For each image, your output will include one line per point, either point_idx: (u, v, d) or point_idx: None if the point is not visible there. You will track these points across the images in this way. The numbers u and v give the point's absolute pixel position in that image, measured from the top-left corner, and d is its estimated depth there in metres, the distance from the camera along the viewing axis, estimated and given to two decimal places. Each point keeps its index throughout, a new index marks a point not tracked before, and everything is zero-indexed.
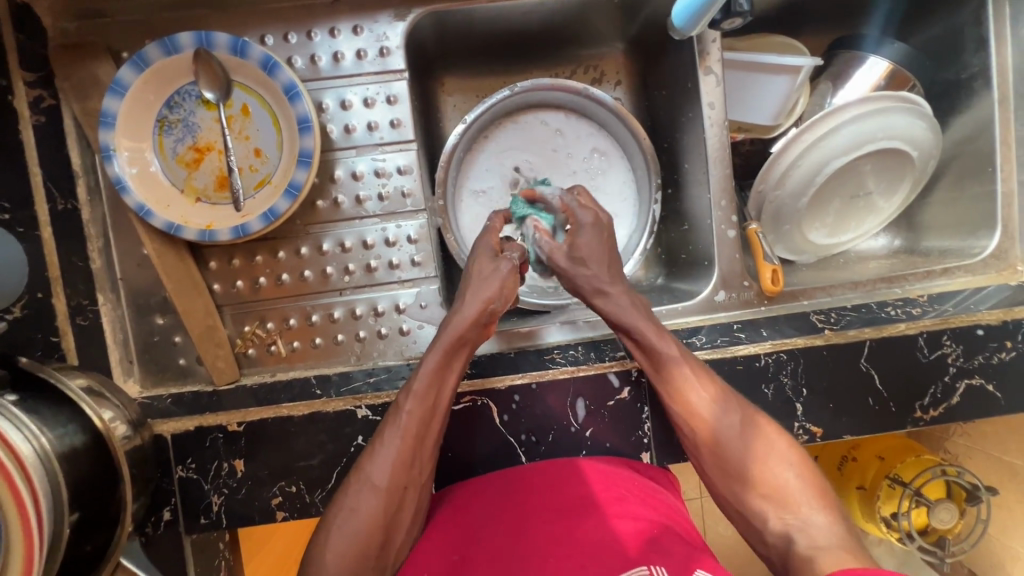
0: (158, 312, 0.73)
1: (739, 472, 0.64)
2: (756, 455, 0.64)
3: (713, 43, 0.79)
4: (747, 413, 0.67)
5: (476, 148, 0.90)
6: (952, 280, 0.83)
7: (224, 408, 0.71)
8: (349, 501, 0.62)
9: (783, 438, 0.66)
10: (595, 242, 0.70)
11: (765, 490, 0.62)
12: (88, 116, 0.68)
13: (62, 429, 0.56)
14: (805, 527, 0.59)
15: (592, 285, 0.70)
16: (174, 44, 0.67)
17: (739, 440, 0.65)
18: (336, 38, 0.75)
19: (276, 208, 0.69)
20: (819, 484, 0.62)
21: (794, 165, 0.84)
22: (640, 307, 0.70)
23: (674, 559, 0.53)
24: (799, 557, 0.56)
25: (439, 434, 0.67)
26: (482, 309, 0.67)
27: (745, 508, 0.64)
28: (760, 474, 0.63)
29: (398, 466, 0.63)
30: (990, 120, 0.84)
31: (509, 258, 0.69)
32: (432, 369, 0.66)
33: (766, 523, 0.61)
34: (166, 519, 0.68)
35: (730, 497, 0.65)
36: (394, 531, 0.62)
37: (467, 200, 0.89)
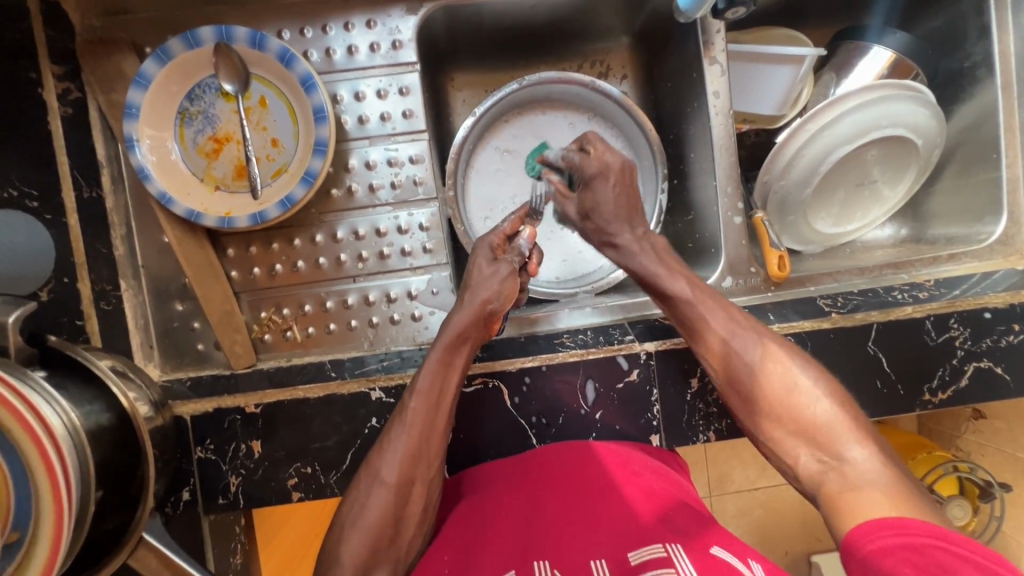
0: (176, 297, 0.77)
1: (761, 406, 0.65)
2: (777, 385, 0.64)
3: (717, 34, 0.80)
4: (769, 346, 0.67)
5: (487, 138, 0.92)
6: (959, 265, 0.84)
7: (241, 391, 0.72)
8: (361, 497, 0.62)
9: (808, 366, 0.65)
10: (602, 192, 0.75)
11: (790, 424, 0.62)
12: (114, 107, 0.71)
13: (88, 406, 0.57)
14: (840, 467, 0.57)
15: (603, 237, 0.77)
16: (195, 38, 0.69)
17: (756, 373, 0.66)
18: (350, 32, 0.78)
19: (292, 196, 0.71)
20: (852, 414, 0.61)
21: (798, 154, 0.85)
22: (655, 251, 0.75)
23: (688, 537, 0.54)
24: (831, 498, 0.56)
25: (448, 427, 0.68)
26: (481, 308, 0.69)
27: (775, 444, 0.64)
28: (784, 406, 0.63)
29: (407, 459, 0.64)
30: (993, 108, 0.85)
31: (508, 261, 0.71)
32: (434, 366, 0.68)
33: (799, 459, 0.61)
34: (184, 499, 0.70)
35: (760, 434, 0.65)
36: (404, 526, 0.62)
37: (490, 151, 0.92)
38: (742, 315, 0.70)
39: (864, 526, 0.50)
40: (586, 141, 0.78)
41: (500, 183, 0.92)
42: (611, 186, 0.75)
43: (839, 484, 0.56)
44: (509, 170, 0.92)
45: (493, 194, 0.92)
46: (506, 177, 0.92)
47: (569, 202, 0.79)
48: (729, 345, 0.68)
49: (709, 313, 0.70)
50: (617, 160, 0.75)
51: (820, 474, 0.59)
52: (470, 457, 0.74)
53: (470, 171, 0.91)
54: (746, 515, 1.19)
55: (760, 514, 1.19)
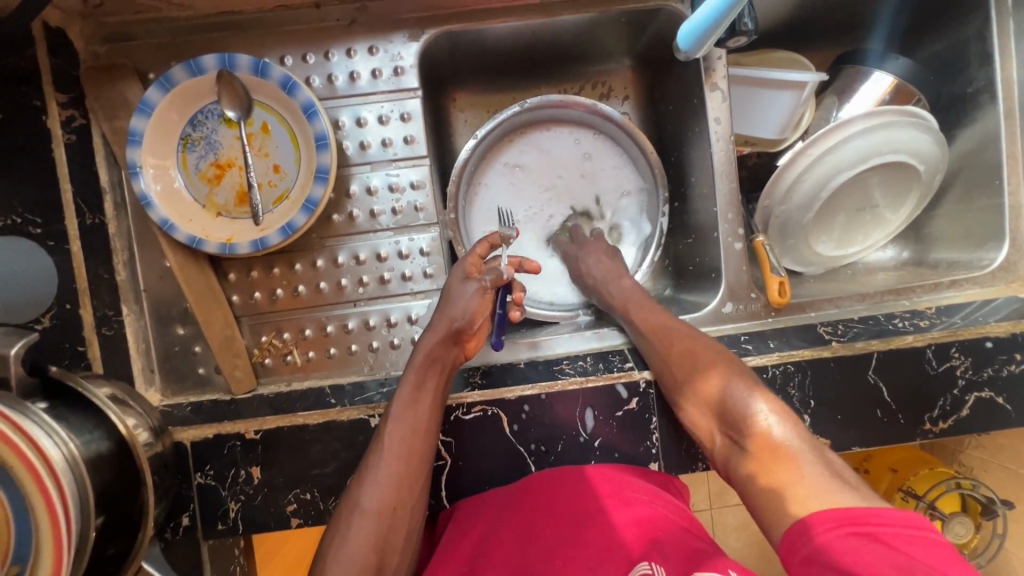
0: (178, 322, 0.77)
1: (693, 403, 0.69)
2: (703, 380, 0.68)
3: (719, 60, 0.81)
4: (707, 344, 0.72)
5: (489, 158, 0.92)
6: (961, 292, 0.84)
7: (241, 417, 0.73)
8: (342, 529, 0.62)
9: (729, 363, 0.70)
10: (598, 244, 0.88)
11: (717, 415, 0.66)
12: (117, 134, 0.71)
13: (88, 436, 0.58)
14: (757, 443, 0.61)
15: (588, 282, 0.85)
16: (198, 66, 0.70)
17: (687, 371, 0.70)
18: (352, 58, 0.78)
19: (293, 222, 0.71)
20: (766, 394, 0.65)
21: (798, 180, 0.85)
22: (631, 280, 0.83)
23: (678, 562, 0.54)
24: (757, 476, 0.59)
25: (428, 453, 0.67)
26: (448, 329, 0.71)
27: (710, 439, 0.67)
28: (708, 398, 0.67)
29: (388, 488, 0.63)
30: (995, 134, 0.85)
31: (478, 279, 0.73)
32: (408, 389, 0.69)
33: (733, 452, 0.64)
34: (184, 524, 0.70)
35: (696, 431, 0.69)
36: (388, 556, 0.62)
37: (497, 167, 0.92)
38: (682, 326, 0.75)
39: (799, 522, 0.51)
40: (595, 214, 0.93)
41: (501, 200, 0.92)
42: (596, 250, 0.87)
43: (761, 460, 0.60)
44: (517, 186, 0.93)
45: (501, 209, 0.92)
46: (514, 193, 0.92)
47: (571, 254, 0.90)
48: (665, 342, 0.74)
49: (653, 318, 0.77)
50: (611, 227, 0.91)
51: (743, 456, 0.62)
52: (469, 484, 0.74)
53: (478, 187, 0.92)
54: (746, 530, 1.18)
55: (759, 530, 1.18)
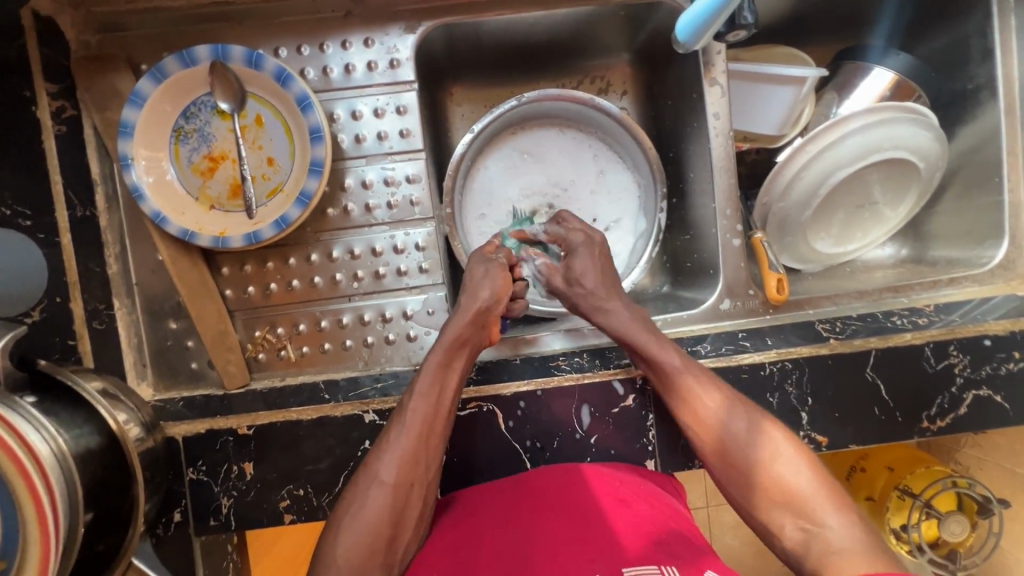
0: (171, 317, 0.75)
1: (749, 480, 0.64)
2: (764, 455, 0.64)
3: (718, 55, 0.80)
4: (746, 412, 0.67)
5: (491, 146, 0.91)
6: (959, 290, 0.83)
7: (234, 412, 0.72)
8: (358, 500, 0.62)
9: (787, 438, 0.65)
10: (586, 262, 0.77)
11: (773, 493, 0.62)
12: (108, 126, 0.70)
13: (78, 431, 0.57)
14: (822, 533, 0.57)
15: (591, 303, 0.76)
16: (191, 57, 0.69)
17: (747, 451, 0.65)
18: (347, 50, 0.77)
19: (287, 216, 0.71)
20: (830, 483, 0.61)
21: (797, 177, 0.84)
22: (637, 314, 0.75)
23: (687, 560, 0.55)
24: (818, 568, 0.55)
25: (446, 431, 0.68)
26: (478, 308, 0.72)
27: (760, 515, 0.63)
28: (769, 476, 0.63)
29: (405, 462, 0.64)
30: (995, 131, 0.84)
31: (498, 259, 0.76)
32: (434, 365, 0.69)
33: (782, 528, 0.61)
34: (176, 520, 0.70)
35: (742, 503, 0.65)
36: (402, 529, 0.62)
37: (509, 149, 0.92)
38: (730, 388, 0.70)
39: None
40: (563, 217, 0.81)
41: (507, 189, 0.92)
42: (594, 258, 0.77)
43: (827, 552, 0.56)
44: (524, 171, 0.92)
45: (504, 193, 0.92)
46: (520, 178, 0.92)
47: (555, 274, 0.79)
48: (708, 407, 0.68)
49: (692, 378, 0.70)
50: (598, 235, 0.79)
51: (795, 534, 0.59)
52: (464, 480, 0.74)
53: (487, 166, 0.91)
54: (743, 528, 1.18)
55: None
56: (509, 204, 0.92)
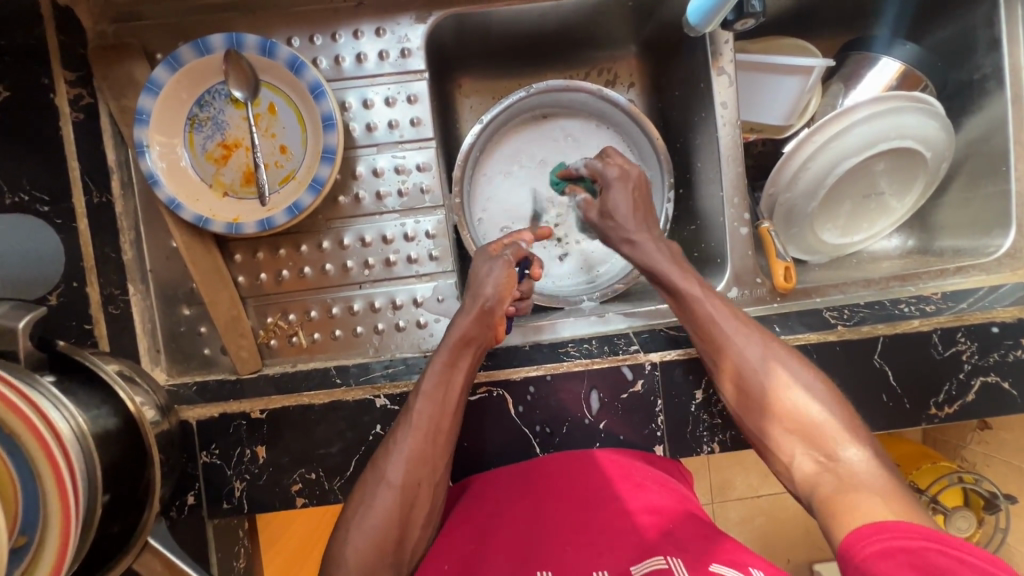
0: (184, 302, 0.77)
1: (770, 415, 0.65)
2: (778, 383, 0.66)
3: (726, 44, 0.80)
4: (773, 350, 0.68)
5: (533, 123, 0.93)
6: (966, 278, 0.83)
7: (247, 396, 0.73)
8: (366, 500, 0.63)
9: (811, 372, 0.66)
10: (622, 194, 0.78)
11: (789, 422, 0.64)
12: (124, 113, 0.72)
13: (96, 411, 0.58)
14: (835, 466, 0.59)
15: (621, 234, 0.78)
16: (205, 45, 0.70)
17: (771, 389, 0.66)
18: (358, 40, 0.78)
19: (299, 202, 0.71)
20: (855, 424, 0.62)
21: (805, 166, 0.85)
22: (669, 252, 0.76)
23: (693, 552, 0.54)
24: (826, 498, 0.57)
25: (453, 430, 0.68)
26: (481, 308, 0.72)
27: (773, 444, 0.65)
28: (785, 405, 0.65)
29: (413, 462, 0.65)
30: (1003, 120, 0.84)
31: (503, 257, 0.75)
32: (439, 366, 0.69)
33: (796, 460, 0.63)
34: (189, 503, 0.70)
35: (755, 431, 0.67)
36: (410, 528, 0.63)
37: (550, 127, 0.94)
38: (749, 321, 0.71)
39: (864, 528, 0.50)
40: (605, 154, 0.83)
41: (530, 162, 0.93)
42: (629, 192, 0.78)
43: (835, 485, 0.58)
44: (558, 150, 0.93)
45: (536, 169, 0.93)
46: (553, 155, 0.93)
47: (590, 208, 0.82)
48: (733, 343, 0.69)
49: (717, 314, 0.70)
50: (637, 169, 0.79)
51: (812, 469, 0.61)
52: (473, 465, 0.75)
53: (528, 137, 0.93)
54: (749, 522, 1.18)
55: (762, 522, 1.18)
56: (526, 179, 0.93)
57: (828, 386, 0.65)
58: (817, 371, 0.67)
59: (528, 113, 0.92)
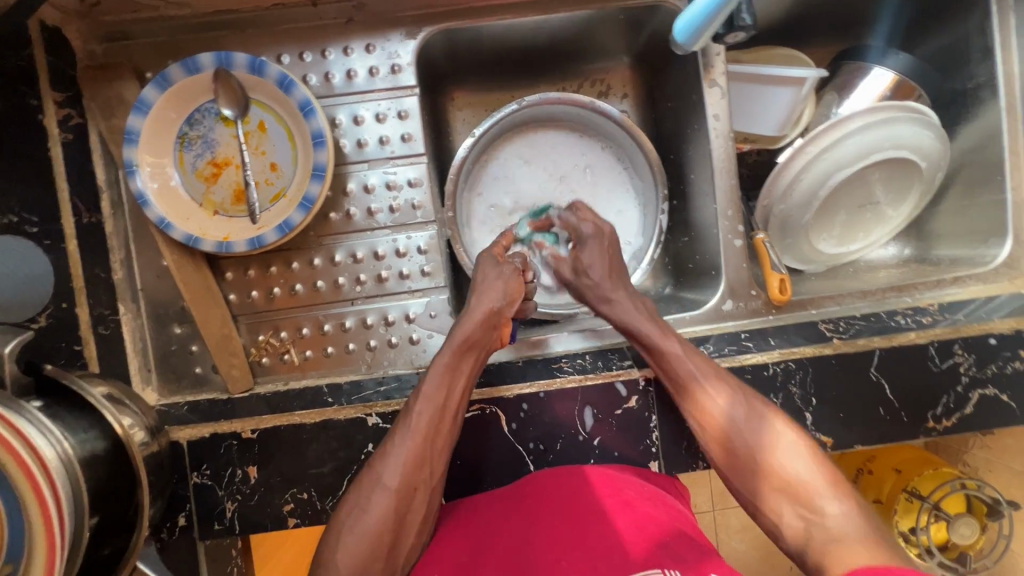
0: (175, 321, 0.76)
1: (757, 469, 0.66)
2: (765, 442, 0.66)
3: (717, 56, 0.80)
4: (752, 403, 0.69)
5: (554, 144, 0.94)
6: (963, 288, 0.83)
7: (238, 416, 0.72)
8: (361, 502, 0.63)
9: (786, 424, 0.67)
10: (596, 254, 0.79)
11: (775, 479, 0.65)
12: (115, 134, 0.71)
13: (83, 435, 0.57)
14: (823, 522, 0.60)
15: (597, 294, 0.78)
16: (194, 64, 0.70)
17: (751, 437, 0.67)
18: (349, 56, 0.78)
19: (290, 221, 0.71)
20: (833, 473, 0.64)
21: (798, 178, 0.84)
22: (645, 308, 0.76)
23: (690, 564, 0.55)
24: (818, 554, 0.58)
25: (452, 434, 0.68)
26: (489, 311, 0.72)
27: (759, 500, 0.66)
28: (771, 462, 0.65)
29: (411, 464, 0.64)
30: (997, 130, 0.84)
31: (511, 264, 0.76)
32: (441, 370, 0.69)
33: (785, 517, 0.63)
34: (181, 524, 0.70)
35: (742, 488, 0.67)
36: (403, 533, 0.63)
37: (575, 147, 0.94)
38: (730, 378, 0.71)
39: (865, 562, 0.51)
40: (578, 208, 0.83)
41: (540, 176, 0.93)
42: (603, 251, 0.79)
43: (825, 538, 0.59)
44: (572, 177, 0.94)
45: (536, 193, 0.93)
46: (569, 180, 0.93)
47: (562, 265, 0.82)
48: (711, 402, 0.69)
49: (696, 377, 0.70)
50: (609, 225, 0.81)
51: (803, 526, 0.62)
52: (466, 485, 0.74)
53: (534, 162, 0.93)
54: (750, 531, 1.18)
55: (763, 531, 1.18)
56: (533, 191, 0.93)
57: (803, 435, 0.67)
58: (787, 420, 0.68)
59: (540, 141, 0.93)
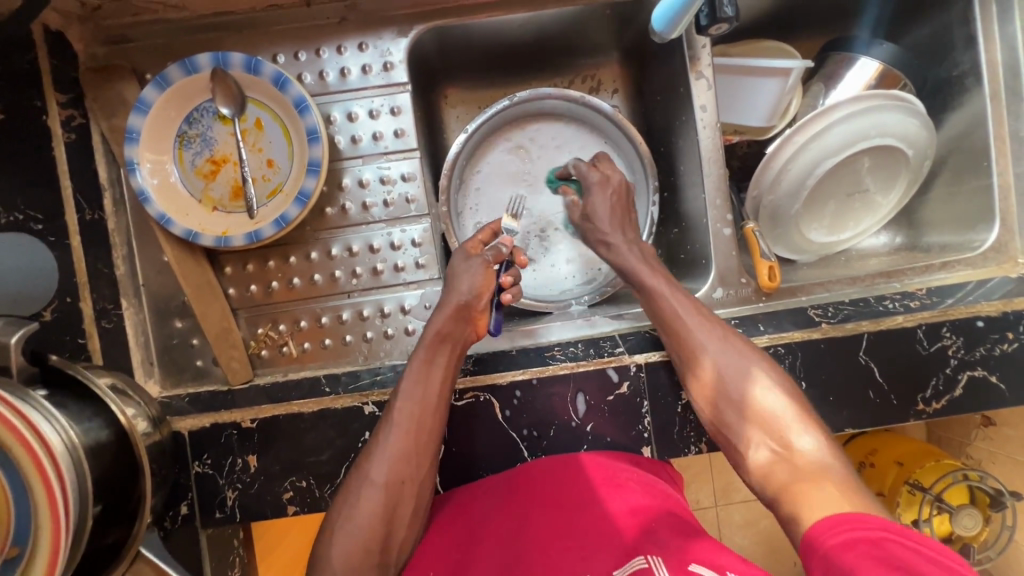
0: (176, 315, 0.79)
1: (733, 402, 0.69)
2: (744, 381, 0.69)
3: (703, 48, 0.82)
4: (734, 343, 0.72)
5: (585, 144, 0.95)
6: (952, 273, 0.84)
7: (238, 406, 0.74)
8: (351, 500, 0.64)
9: (770, 369, 0.70)
10: (601, 197, 0.83)
11: (750, 413, 0.67)
12: (115, 132, 0.74)
13: (87, 423, 0.59)
14: (792, 455, 0.63)
15: (598, 235, 0.82)
16: (192, 64, 0.72)
17: (730, 373, 0.70)
18: (342, 55, 0.80)
19: (286, 215, 0.73)
20: (806, 412, 0.66)
21: (787, 166, 0.85)
22: (642, 253, 0.80)
23: (672, 547, 0.54)
24: (783, 486, 0.60)
25: (436, 428, 0.69)
26: (458, 304, 0.74)
27: (731, 433, 0.68)
28: (747, 397, 0.68)
29: (396, 460, 0.65)
30: (982, 115, 0.85)
31: (481, 256, 0.77)
32: (418, 364, 0.71)
33: (754, 449, 0.66)
34: (183, 513, 0.71)
35: (716, 422, 0.70)
36: (395, 527, 0.64)
37: (597, 155, 0.95)
38: (715, 319, 0.74)
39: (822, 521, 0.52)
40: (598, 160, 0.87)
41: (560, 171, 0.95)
42: (608, 197, 0.83)
43: (793, 475, 0.61)
44: None
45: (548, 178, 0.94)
46: None
47: (574, 209, 0.87)
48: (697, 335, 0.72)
49: (682, 314, 0.74)
50: (617, 176, 0.84)
51: (772, 460, 0.64)
52: (462, 473, 0.75)
53: (549, 151, 0.95)
54: (752, 524, 1.18)
55: (765, 524, 1.18)
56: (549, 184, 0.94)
57: (785, 378, 0.69)
58: (770, 363, 0.71)
59: (534, 135, 0.95)
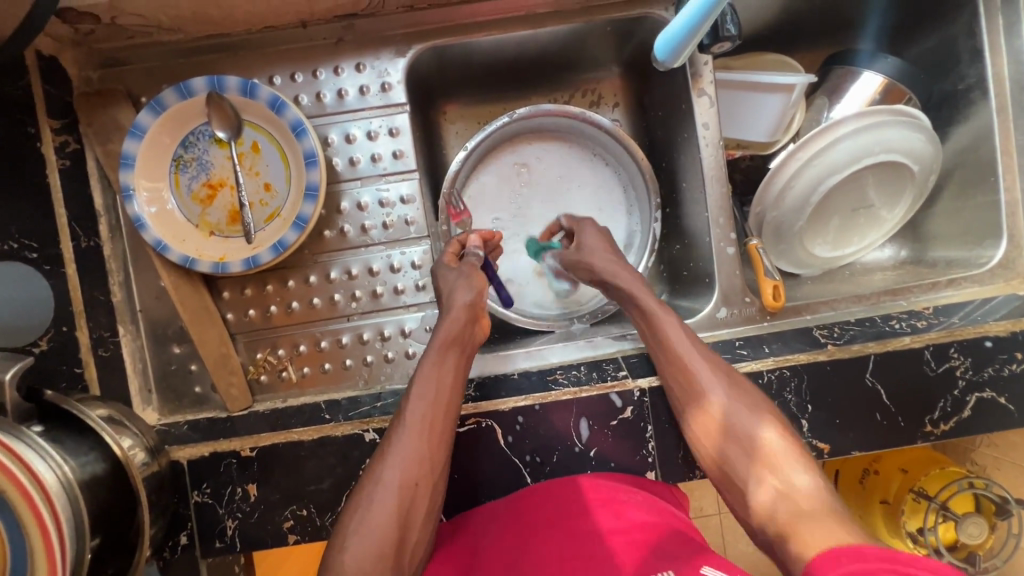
0: (174, 340, 0.78)
1: (725, 434, 0.66)
2: (735, 412, 0.66)
3: (705, 65, 0.81)
4: (726, 374, 0.69)
5: (591, 166, 0.95)
6: (959, 291, 0.83)
7: (238, 434, 0.73)
8: (362, 506, 0.61)
9: (766, 408, 0.67)
10: (593, 240, 0.82)
11: (745, 444, 0.64)
12: (110, 157, 0.73)
13: (84, 458, 0.58)
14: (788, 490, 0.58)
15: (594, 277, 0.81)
16: (188, 88, 0.71)
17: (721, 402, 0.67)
18: (339, 76, 0.79)
19: (284, 240, 0.72)
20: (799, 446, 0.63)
21: (791, 183, 0.84)
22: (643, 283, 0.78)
23: (682, 562, 0.54)
24: (780, 527, 0.55)
25: (448, 430, 0.67)
26: (463, 307, 0.72)
27: (728, 471, 0.65)
28: (740, 428, 0.65)
29: (409, 463, 0.63)
30: (989, 130, 0.84)
31: (471, 254, 0.77)
32: (430, 364, 0.70)
33: (750, 486, 0.61)
34: (182, 543, 0.70)
35: (712, 458, 0.67)
36: (410, 531, 0.61)
37: (600, 178, 0.95)
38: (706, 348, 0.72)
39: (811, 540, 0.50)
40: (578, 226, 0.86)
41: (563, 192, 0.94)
42: (598, 239, 0.82)
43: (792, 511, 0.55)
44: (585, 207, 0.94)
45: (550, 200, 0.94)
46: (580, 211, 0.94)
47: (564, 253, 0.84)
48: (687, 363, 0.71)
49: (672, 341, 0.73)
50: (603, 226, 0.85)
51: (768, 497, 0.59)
52: (465, 499, 0.74)
53: (555, 173, 0.94)
54: None
55: None
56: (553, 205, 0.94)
57: (778, 417, 0.66)
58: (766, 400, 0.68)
59: (540, 154, 0.94)
